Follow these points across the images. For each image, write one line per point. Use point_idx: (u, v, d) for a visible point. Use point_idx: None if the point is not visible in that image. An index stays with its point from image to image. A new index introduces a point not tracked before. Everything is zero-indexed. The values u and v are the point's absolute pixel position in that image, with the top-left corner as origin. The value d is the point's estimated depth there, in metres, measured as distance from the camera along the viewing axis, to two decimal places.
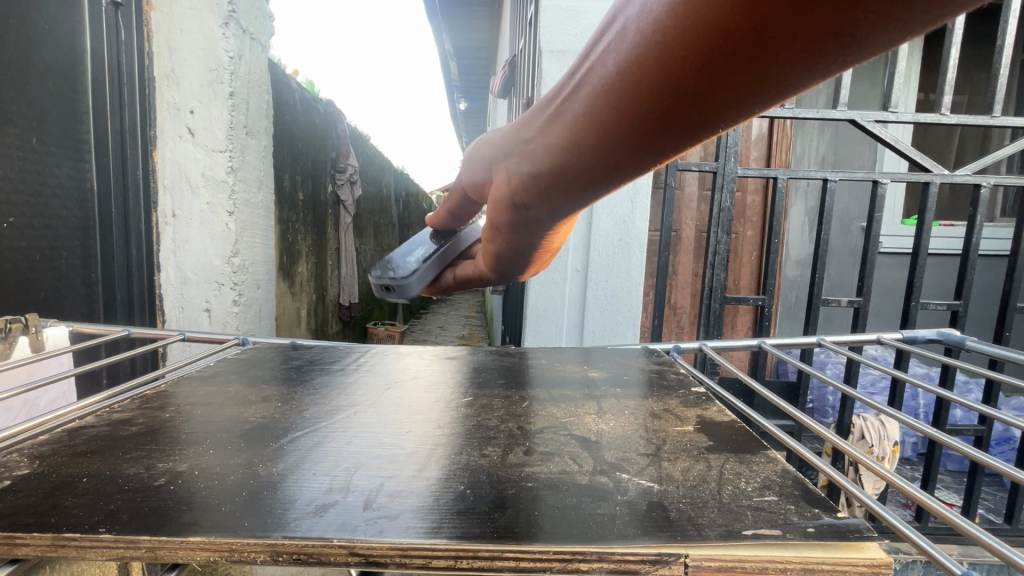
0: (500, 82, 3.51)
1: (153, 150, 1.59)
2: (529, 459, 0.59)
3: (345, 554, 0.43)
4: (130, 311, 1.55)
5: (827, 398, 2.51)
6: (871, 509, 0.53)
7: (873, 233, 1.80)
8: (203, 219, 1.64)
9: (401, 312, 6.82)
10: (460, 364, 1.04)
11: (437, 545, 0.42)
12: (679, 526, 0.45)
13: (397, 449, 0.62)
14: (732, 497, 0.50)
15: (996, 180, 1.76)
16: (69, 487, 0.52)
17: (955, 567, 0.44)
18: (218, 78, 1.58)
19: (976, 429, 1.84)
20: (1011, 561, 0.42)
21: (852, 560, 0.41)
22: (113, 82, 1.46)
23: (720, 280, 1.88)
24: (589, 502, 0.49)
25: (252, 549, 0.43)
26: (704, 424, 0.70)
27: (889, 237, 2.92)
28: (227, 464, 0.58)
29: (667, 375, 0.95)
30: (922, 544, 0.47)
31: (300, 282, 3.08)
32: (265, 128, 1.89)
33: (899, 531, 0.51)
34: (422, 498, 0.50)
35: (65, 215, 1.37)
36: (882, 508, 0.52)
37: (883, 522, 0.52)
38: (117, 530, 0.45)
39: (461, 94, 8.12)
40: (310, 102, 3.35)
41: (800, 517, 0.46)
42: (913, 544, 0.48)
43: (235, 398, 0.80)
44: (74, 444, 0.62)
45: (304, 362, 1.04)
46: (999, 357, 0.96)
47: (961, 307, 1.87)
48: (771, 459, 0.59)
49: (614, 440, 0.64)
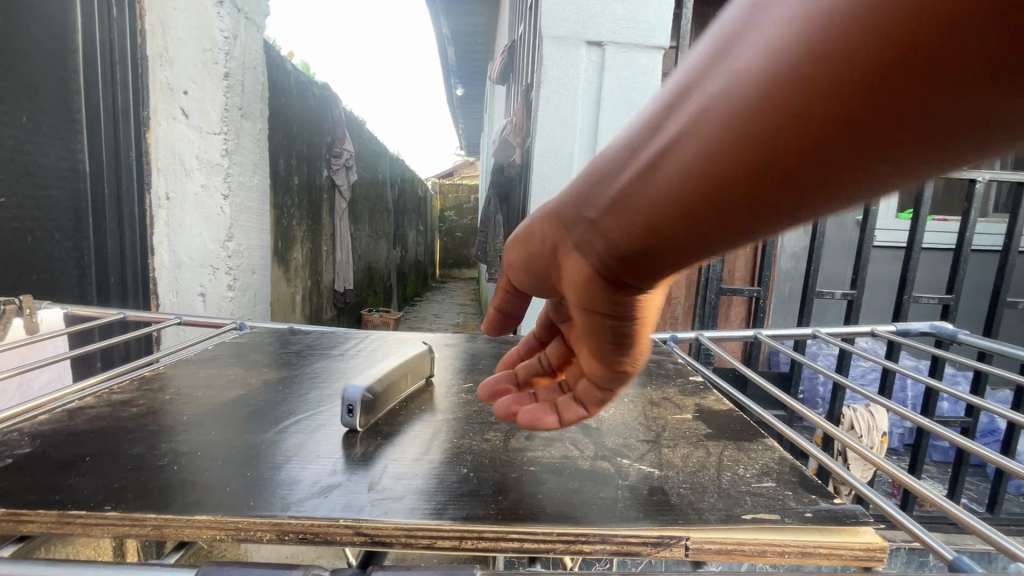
0: (497, 68, 3.44)
1: (147, 132, 1.56)
2: (531, 444, 0.60)
3: (350, 533, 0.43)
4: (123, 293, 1.54)
5: (818, 389, 2.56)
6: (862, 494, 0.54)
7: (869, 226, 1.80)
8: (197, 202, 1.63)
9: (396, 299, 6.83)
10: (459, 351, 1.04)
11: (442, 525, 0.43)
12: (679, 510, 0.46)
13: (399, 434, 0.62)
14: (731, 483, 0.51)
15: (992, 176, 1.76)
16: (71, 466, 0.52)
17: (947, 552, 0.45)
18: (212, 58, 1.56)
19: (963, 421, 1.88)
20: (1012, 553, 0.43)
21: (849, 544, 0.42)
22: (105, 60, 1.43)
23: (717, 272, 1.86)
24: (591, 486, 0.50)
25: (258, 528, 0.43)
26: (702, 413, 0.71)
27: (883, 231, 2.95)
28: (231, 446, 0.58)
29: (665, 365, 0.95)
30: (912, 529, 0.49)
31: (296, 268, 3.07)
32: (260, 110, 1.87)
33: (889, 515, 0.53)
34: (426, 480, 0.51)
35: (59, 195, 1.36)
36: (874, 492, 0.54)
37: (873, 505, 0.54)
38: (123, 508, 0.45)
39: (459, 80, 8.03)
40: (306, 85, 3.29)
41: (797, 502, 0.47)
42: (903, 526, 0.50)
43: (235, 382, 0.80)
44: (75, 425, 0.62)
45: (303, 346, 1.04)
46: (989, 350, 0.97)
47: (952, 300, 1.88)
48: (768, 447, 0.59)
49: (614, 427, 0.65)
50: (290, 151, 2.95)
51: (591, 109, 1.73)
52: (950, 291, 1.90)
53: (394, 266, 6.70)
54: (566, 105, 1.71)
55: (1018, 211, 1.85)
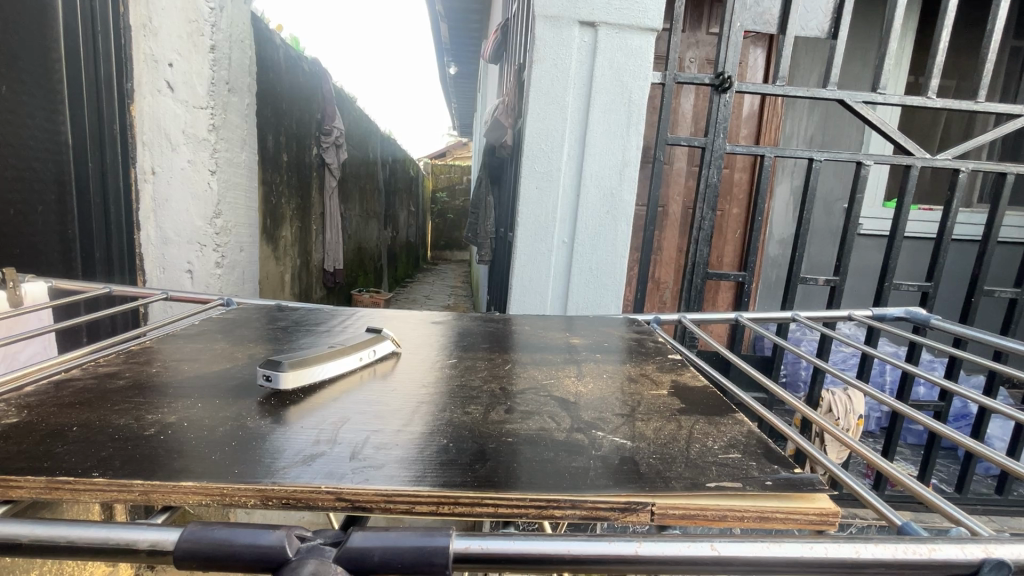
0: (490, 47, 3.39)
1: (131, 105, 1.53)
2: (510, 417, 0.62)
3: (332, 499, 0.45)
4: (109, 269, 1.53)
5: (799, 372, 2.63)
6: (836, 478, 0.57)
7: (853, 214, 1.82)
8: (183, 177, 1.60)
9: (387, 279, 6.83)
10: (445, 328, 1.06)
11: (420, 492, 0.45)
12: (648, 478, 0.48)
13: (383, 406, 0.64)
14: (699, 453, 0.54)
15: (975, 165, 1.77)
16: (59, 435, 0.53)
17: (898, 519, 0.50)
18: (198, 30, 1.52)
19: (937, 404, 1.93)
20: (974, 533, 0.46)
21: (804, 509, 0.46)
22: (86, 30, 1.39)
23: (703, 256, 1.87)
24: (565, 456, 0.52)
25: (242, 493, 0.45)
26: (677, 388, 0.73)
27: (868, 219, 3.00)
28: (216, 417, 0.59)
29: (646, 343, 0.98)
30: (884, 511, 0.51)
31: (285, 246, 3.06)
32: (248, 85, 1.84)
33: (862, 498, 0.55)
34: (406, 450, 0.53)
35: (40, 167, 1.34)
36: (850, 476, 0.56)
37: (847, 488, 0.56)
38: (111, 475, 0.46)
39: (453, 58, 7.90)
40: (295, 61, 3.23)
41: (760, 471, 0.50)
42: (877, 511, 0.52)
43: (222, 355, 0.81)
44: (61, 396, 0.63)
45: (290, 322, 1.05)
46: (964, 335, 1.00)
47: (931, 288, 1.92)
48: (738, 421, 0.62)
49: (591, 401, 0.67)
50: (278, 127, 2.91)
51: (582, 91, 1.72)
52: (929, 279, 1.93)
53: (385, 247, 6.68)
54: (557, 86, 1.70)
55: (999, 202, 1.88)
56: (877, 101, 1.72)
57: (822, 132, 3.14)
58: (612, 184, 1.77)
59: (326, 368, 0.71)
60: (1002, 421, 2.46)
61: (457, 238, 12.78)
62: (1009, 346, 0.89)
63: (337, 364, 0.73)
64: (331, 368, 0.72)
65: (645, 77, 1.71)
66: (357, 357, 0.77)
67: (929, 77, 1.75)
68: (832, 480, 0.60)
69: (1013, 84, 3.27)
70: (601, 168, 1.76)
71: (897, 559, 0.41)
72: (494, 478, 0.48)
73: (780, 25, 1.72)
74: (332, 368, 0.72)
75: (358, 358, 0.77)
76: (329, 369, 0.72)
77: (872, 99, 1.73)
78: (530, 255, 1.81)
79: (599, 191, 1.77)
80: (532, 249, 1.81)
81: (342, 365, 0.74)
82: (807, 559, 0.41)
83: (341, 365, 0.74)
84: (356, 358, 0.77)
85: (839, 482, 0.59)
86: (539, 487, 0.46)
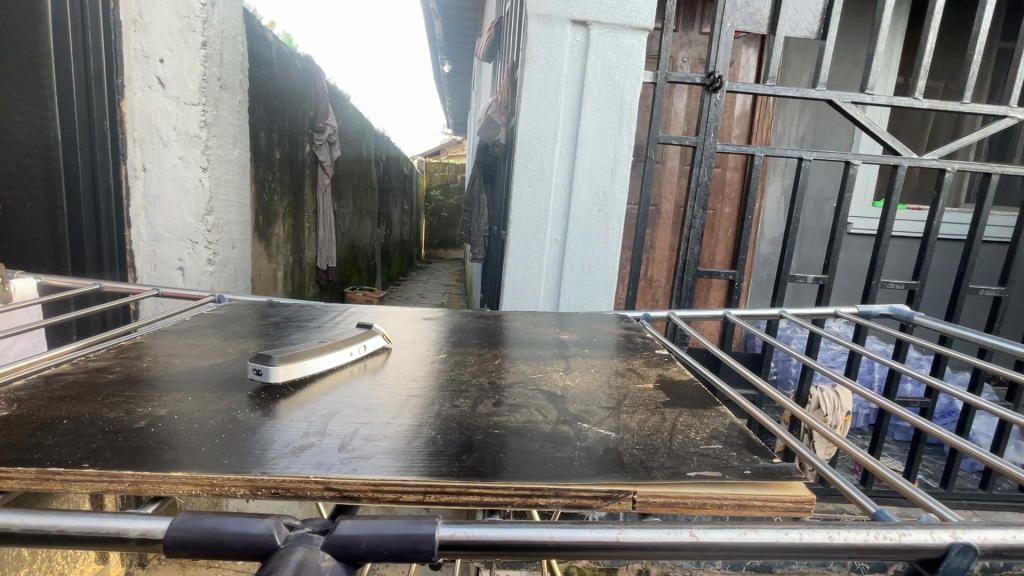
0: (484, 45, 3.39)
1: (121, 100, 1.52)
2: (498, 410, 0.63)
3: (321, 488, 0.46)
4: (99, 265, 1.51)
5: (789, 370, 2.66)
6: (820, 474, 0.58)
7: (841, 212, 1.84)
8: (174, 174, 1.60)
9: (381, 277, 6.85)
10: (435, 324, 1.07)
11: (407, 481, 0.46)
12: (631, 468, 0.50)
13: (373, 399, 0.65)
14: (682, 444, 0.55)
15: (962, 165, 1.78)
16: (50, 428, 0.54)
17: (873, 509, 0.52)
18: (189, 26, 1.52)
19: (923, 402, 1.98)
20: (946, 520, 0.48)
21: (781, 498, 0.47)
22: (75, 23, 1.37)
23: (694, 254, 1.88)
24: (551, 447, 0.53)
25: (232, 483, 0.46)
26: (663, 382, 0.75)
27: (858, 218, 3.04)
28: (206, 410, 0.60)
29: (635, 339, 0.99)
30: (862, 502, 0.53)
31: (278, 244, 3.05)
32: (240, 82, 1.83)
33: (846, 493, 0.56)
34: (395, 441, 0.53)
35: (30, 163, 1.32)
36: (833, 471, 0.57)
37: (831, 484, 0.57)
38: (101, 466, 0.47)
39: (447, 56, 7.90)
40: (288, 57, 3.21)
41: (740, 461, 0.52)
42: (858, 504, 0.54)
43: (214, 350, 0.82)
44: (52, 389, 0.63)
45: (281, 318, 1.05)
46: (948, 333, 1.01)
47: (917, 286, 1.95)
48: (722, 415, 0.63)
49: (578, 395, 0.68)
50: (271, 124, 2.90)
51: (574, 89, 1.73)
52: (916, 277, 1.96)
53: (379, 245, 6.68)
54: (550, 85, 1.71)
55: (984, 201, 1.90)
56: (866, 102, 1.73)
57: (812, 132, 3.18)
58: (604, 182, 1.78)
59: (317, 363, 0.72)
60: (986, 417, 2.51)
61: (451, 236, 12.78)
62: (992, 343, 0.90)
63: (328, 359, 0.74)
64: (321, 363, 0.72)
65: (637, 76, 1.73)
66: (349, 353, 0.77)
67: (917, 78, 1.77)
68: (817, 475, 0.62)
69: (999, 85, 3.32)
70: (594, 166, 1.77)
71: (868, 544, 0.42)
72: (480, 467, 0.49)
73: (770, 25, 1.73)
74: (323, 363, 0.73)
75: (349, 353, 0.78)
76: (319, 363, 0.72)
77: (861, 100, 1.74)
78: (523, 253, 1.82)
79: (591, 189, 1.78)
80: (525, 246, 1.82)
81: (332, 360, 0.74)
82: (784, 544, 0.42)
83: (332, 359, 0.74)
84: (348, 353, 0.77)
85: (824, 478, 0.61)
86: (525, 476, 0.48)
